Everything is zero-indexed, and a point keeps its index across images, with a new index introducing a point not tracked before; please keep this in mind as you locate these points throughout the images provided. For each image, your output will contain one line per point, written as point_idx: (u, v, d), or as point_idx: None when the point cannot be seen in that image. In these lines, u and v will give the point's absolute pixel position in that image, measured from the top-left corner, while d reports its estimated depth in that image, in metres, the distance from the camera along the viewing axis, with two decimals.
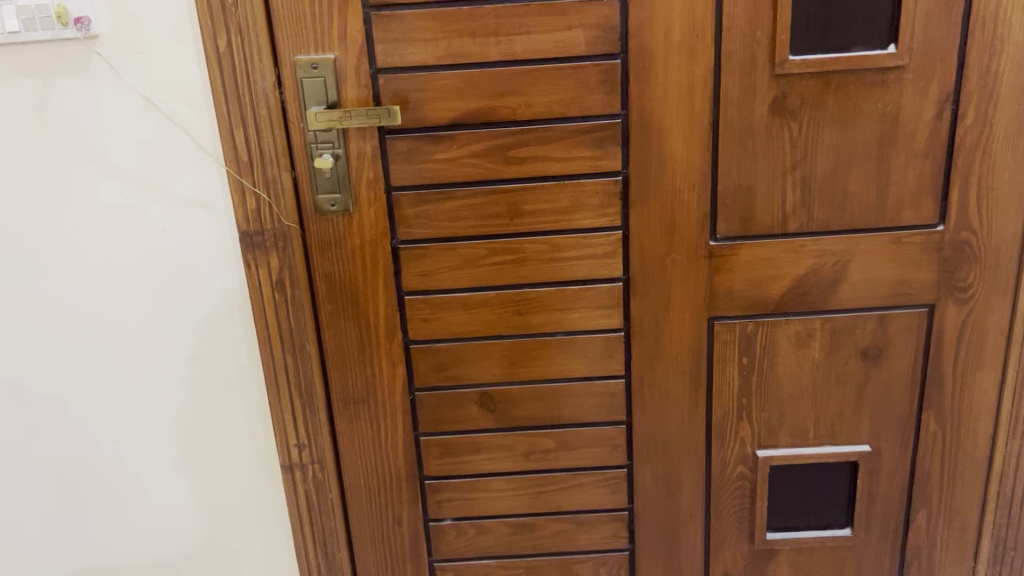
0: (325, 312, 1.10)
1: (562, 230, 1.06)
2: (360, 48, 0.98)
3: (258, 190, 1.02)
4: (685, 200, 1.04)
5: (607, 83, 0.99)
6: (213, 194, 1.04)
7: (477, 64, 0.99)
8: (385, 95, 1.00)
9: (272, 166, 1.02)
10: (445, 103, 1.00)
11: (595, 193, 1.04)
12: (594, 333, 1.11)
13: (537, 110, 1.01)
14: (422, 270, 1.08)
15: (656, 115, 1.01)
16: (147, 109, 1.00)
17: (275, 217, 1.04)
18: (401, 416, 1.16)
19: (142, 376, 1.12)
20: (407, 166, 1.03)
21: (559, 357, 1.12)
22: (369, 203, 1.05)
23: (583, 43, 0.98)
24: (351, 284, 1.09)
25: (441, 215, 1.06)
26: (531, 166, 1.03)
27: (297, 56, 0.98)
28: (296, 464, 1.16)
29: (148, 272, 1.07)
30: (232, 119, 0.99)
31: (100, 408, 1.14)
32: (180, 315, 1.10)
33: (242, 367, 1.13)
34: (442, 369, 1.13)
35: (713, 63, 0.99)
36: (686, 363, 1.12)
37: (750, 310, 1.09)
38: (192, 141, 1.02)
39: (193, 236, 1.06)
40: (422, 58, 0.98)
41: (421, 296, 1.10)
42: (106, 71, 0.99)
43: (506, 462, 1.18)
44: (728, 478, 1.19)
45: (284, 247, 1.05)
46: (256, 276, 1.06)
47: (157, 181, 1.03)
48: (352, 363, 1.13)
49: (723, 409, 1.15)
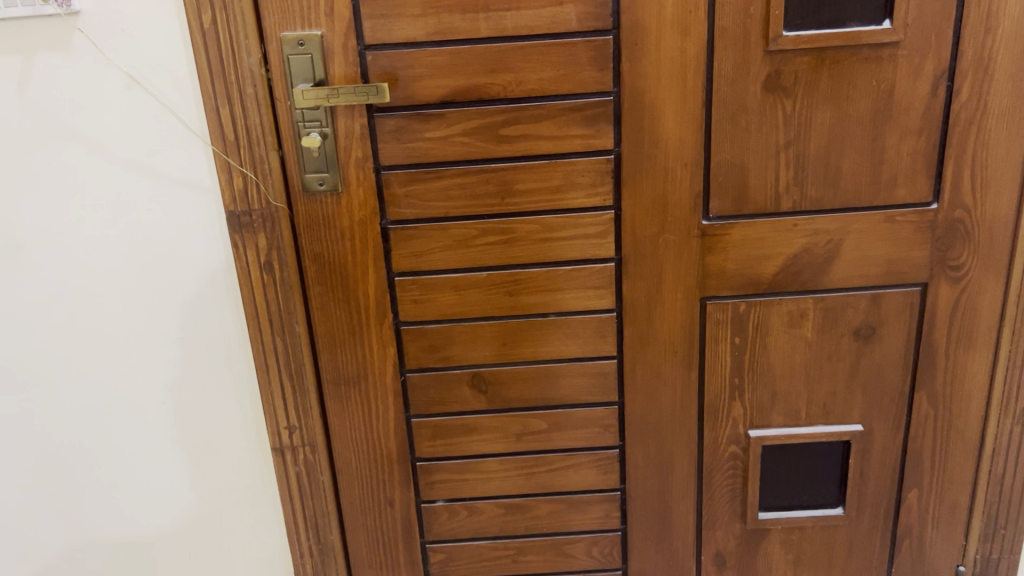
0: (314, 294, 1.09)
1: (553, 210, 1.05)
2: (347, 24, 0.96)
3: (245, 170, 1.01)
4: (678, 179, 1.03)
5: (599, 59, 0.98)
6: (199, 174, 1.03)
7: (467, 41, 0.97)
8: (374, 72, 0.98)
9: (259, 145, 1.00)
10: (435, 80, 0.99)
11: (587, 172, 1.03)
12: (586, 313, 1.10)
13: (528, 87, 0.99)
14: (412, 251, 1.07)
15: (648, 93, 0.99)
16: (131, 87, 0.98)
17: (263, 197, 1.03)
18: (392, 399, 1.15)
19: (129, 360, 1.11)
20: (396, 145, 1.02)
21: (551, 338, 1.11)
22: (358, 182, 1.03)
23: (574, 19, 0.96)
24: (340, 265, 1.08)
25: (430, 194, 1.04)
26: (522, 144, 1.02)
27: (283, 32, 0.97)
28: (287, 446, 1.16)
29: (135, 254, 1.06)
30: (218, 97, 0.98)
31: (89, 392, 1.13)
32: (169, 298, 1.09)
33: (231, 347, 1.12)
34: (435, 350, 1.13)
35: (706, 39, 0.97)
36: (679, 342, 1.12)
37: (742, 289, 1.09)
38: (177, 120, 1.00)
39: (181, 218, 1.05)
40: (411, 34, 0.97)
41: (411, 277, 1.09)
42: (88, 48, 0.97)
43: (499, 443, 1.18)
44: (721, 459, 1.19)
45: (271, 228, 1.04)
46: (244, 258, 1.05)
47: (145, 162, 1.02)
48: (342, 344, 1.12)
49: (715, 390, 1.14)
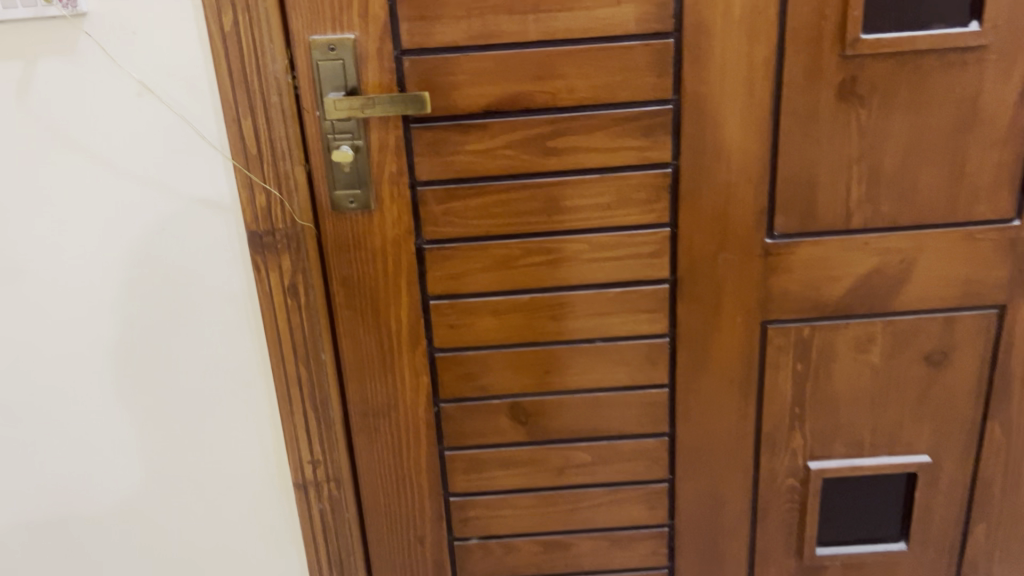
0: (342, 318, 1.01)
1: (604, 228, 0.96)
2: (382, 27, 0.87)
3: (269, 187, 0.92)
4: (741, 194, 0.95)
5: (658, 65, 0.89)
6: (217, 190, 0.94)
7: (513, 45, 0.88)
8: (411, 79, 0.90)
9: (283, 159, 0.91)
10: (477, 88, 0.90)
11: (643, 187, 0.94)
12: (636, 339, 1.01)
13: (580, 95, 0.90)
14: (449, 272, 0.99)
15: (712, 101, 0.90)
16: (143, 96, 0.89)
17: (288, 215, 0.94)
18: (424, 431, 1.07)
19: (139, 389, 1.03)
20: (433, 159, 0.93)
21: (598, 366, 1.03)
22: (392, 199, 0.95)
23: (632, 20, 0.87)
24: (370, 288, 0.99)
25: (470, 212, 0.96)
26: (572, 157, 0.93)
27: (313, 36, 0.88)
28: (311, 482, 1.07)
29: (147, 275, 0.97)
30: (239, 107, 0.89)
31: (95, 423, 1.04)
32: (184, 324, 1.00)
33: (249, 377, 1.03)
34: (472, 379, 1.04)
35: (776, 42, 0.88)
36: (736, 369, 1.03)
37: (806, 312, 1.00)
38: (194, 132, 0.91)
39: (197, 238, 0.96)
40: (452, 38, 0.88)
41: (447, 300, 1.00)
42: (96, 54, 0.88)
43: (538, 478, 1.09)
44: (778, 492, 1.10)
45: (296, 249, 0.95)
46: (266, 281, 0.96)
47: (157, 177, 0.93)
48: (371, 372, 1.04)
49: (773, 419, 1.06)
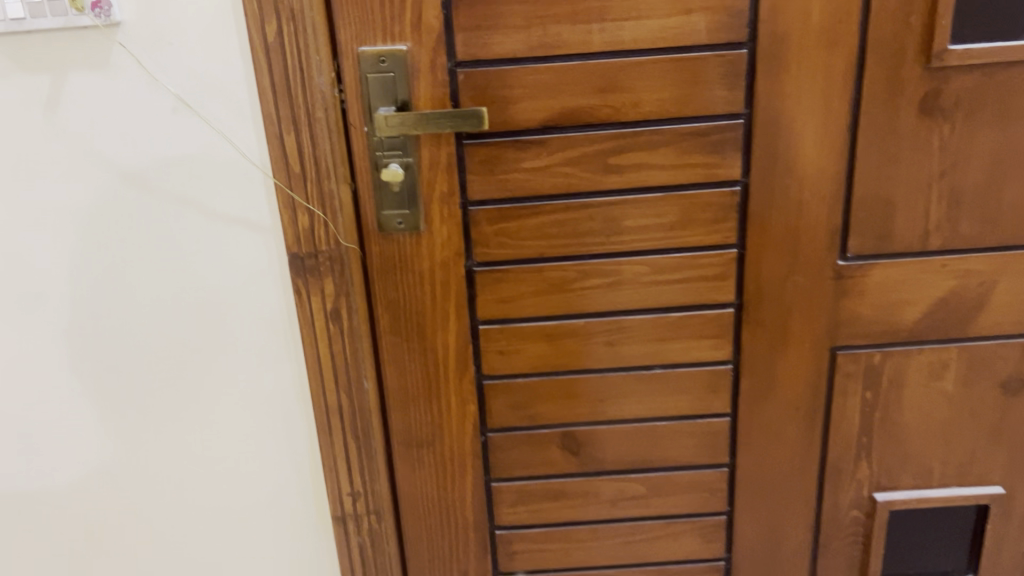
0: (386, 344, 0.95)
1: (666, 250, 0.91)
2: (436, 37, 0.82)
3: (312, 207, 0.87)
4: (813, 214, 0.89)
5: (730, 77, 0.84)
6: (257, 210, 0.88)
7: (576, 56, 0.83)
8: (466, 93, 0.84)
9: (328, 178, 0.86)
10: (536, 102, 0.84)
11: (710, 206, 0.89)
12: (698, 367, 0.96)
13: (645, 110, 0.85)
14: (501, 296, 0.93)
15: (786, 116, 0.85)
16: (180, 110, 0.84)
17: (332, 237, 0.88)
18: (470, 462, 1.01)
19: (170, 418, 0.97)
20: (487, 177, 0.88)
21: (656, 394, 0.97)
22: (442, 219, 0.89)
23: (703, 30, 0.82)
24: (417, 312, 0.94)
25: (524, 233, 0.90)
26: (635, 175, 0.88)
27: (362, 47, 0.82)
28: (350, 515, 1.01)
29: (180, 299, 0.92)
30: (282, 123, 0.83)
31: (124, 453, 0.99)
32: (219, 350, 0.94)
33: (288, 405, 0.97)
34: (522, 408, 0.98)
35: (856, 54, 0.83)
36: (802, 397, 0.98)
37: (878, 337, 0.95)
38: (234, 149, 0.85)
39: (234, 260, 0.90)
40: (511, 48, 0.82)
41: (498, 325, 0.94)
42: (130, 66, 0.82)
43: (590, 510, 1.04)
44: (841, 524, 1.05)
45: (340, 273, 0.90)
46: (307, 304, 0.91)
47: (194, 196, 0.87)
48: (416, 401, 0.98)
49: (839, 449, 1.01)
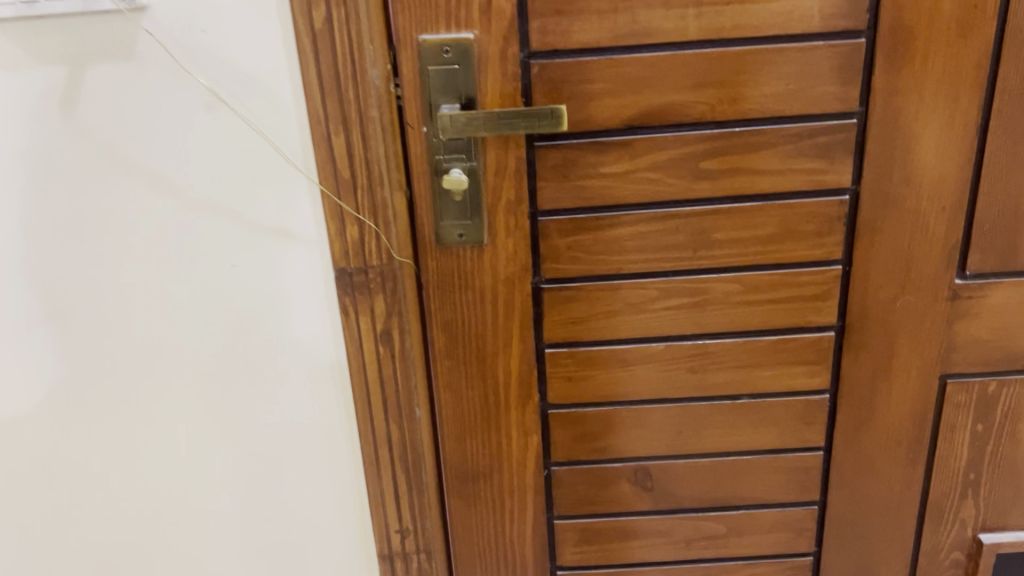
0: (441, 370, 0.85)
1: (761, 266, 0.81)
2: (508, 24, 0.71)
3: (363, 218, 0.77)
4: (930, 227, 0.79)
5: (844, 70, 0.73)
6: (301, 220, 0.78)
7: (668, 46, 0.72)
8: (539, 88, 0.74)
9: (381, 186, 0.76)
10: (620, 99, 0.74)
11: (812, 217, 0.79)
12: (790, 396, 0.86)
13: (745, 108, 0.74)
14: (571, 317, 0.83)
15: (906, 115, 0.75)
16: (213, 106, 0.73)
17: (383, 250, 0.78)
18: (532, 498, 0.91)
19: (199, 449, 0.87)
20: (561, 184, 0.77)
21: (741, 426, 0.88)
22: (508, 230, 0.79)
23: (816, 16, 0.71)
24: (476, 334, 0.83)
25: (600, 246, 0.80)
26: (729, 182, 0.77)
27: (423, 36, 0.72)
28: (398, 553, 0.91)
29: (213, 321, 0.81)
30: (331, 122, 0.73)
31: (148, 488, 0.88)
32: (256, 376, 0.84)
33: (332, 436, 0.87)
34: (591, 440, 0.88)
35: (993, 45, 0.73)
36: (904, 430, 0.88)
37: (994, 365, 0.85)
38: (275, 151, 0.75)
39: (275, 276, 0.80)
40: (594, 37, 0.72)
41: (567, 348, 0.84)
42: (157, 56, 0.71)
43: (662, 550, 0.94)
44: (940, 567, 0.95)
45: (392, 289, 0.80)
46: (355, 325, 0.81)
47: (228, 204, 0.77)
48: (472, 431, 0.88)
49: (943, 487, 0.90)
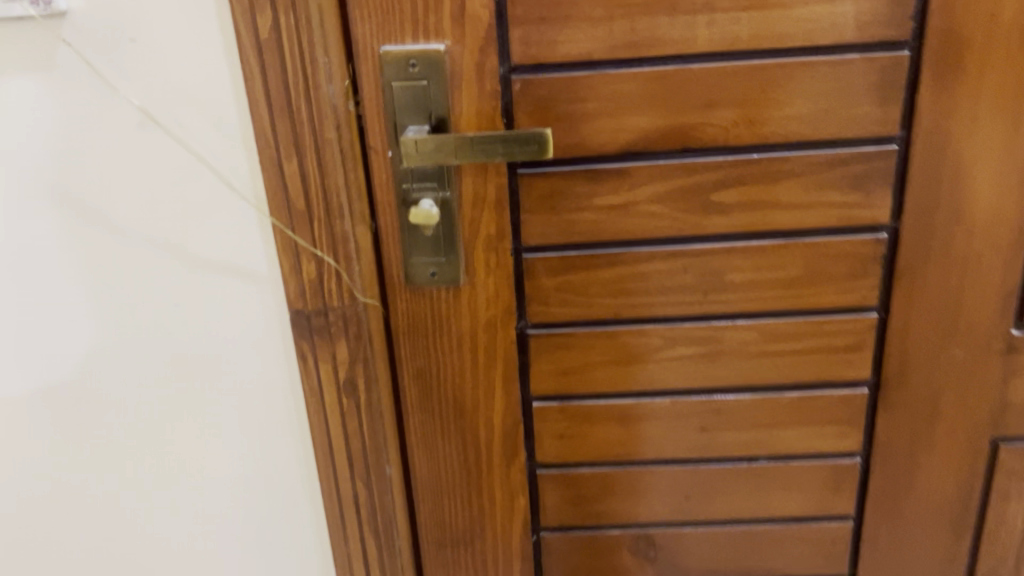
0: (415, 423, 0.74)
1: (782, 313, 0.70)
2: (485, 33, 0.61)
3: (322, 253, 0.66)
4: (984, 270, 0.68)
5: (883, 88, 0.62)
6: (250, 256, 0.68)
7: (674, 59, 0.61)
8: (523, 107, 0.63)
9: (340, 217, 0.66)
10: (617, 121, 0.63)
11: (843, 257, 0.67)
12: (814, 459, 0.75)
13: (765, 131, 0.63)
14: (562, 367, 0.72)
15: (957, 141, 0.63)
16: (147, 128, 0.64)
17: (345, 290, 0.68)
18: (519, 564, 0.81)
19: (145, 509, 0.77)
20: (548, 217, 0.67)
21: (758, 490, 0.77)
22: (489, 268, 0.68)
23: (850, 24, 0.60)
24: (454, 385, 0.73)
25: (595, 288, 0.69)
26: (745, 217, 0.66)
27: (386, 47, 0.62)
28: None
29: (157, 370, 0.72)
30: (281, 145, 0.63)
31: (90, 548, 0.79)
32: (207, 431, 0.74)
33: (293, 496, 0.77)
34: (586, 503, 0.78)
35: None
36: (948, 499, 0.76)
37: None
38: (219, 178, 0.65)
39: (225, 320, 0.70)
40: (585, 48, 0.61)
41: (557, 402, 0.74)
42: (80, 69, 0.62)
43: None
44: None
45: (355, 334, 0.69)
46: (315, 375, 0.71)
47: (168, 237, 0.67)
48: (451, 491, 0.77)
49: (991, 563, 0.79)
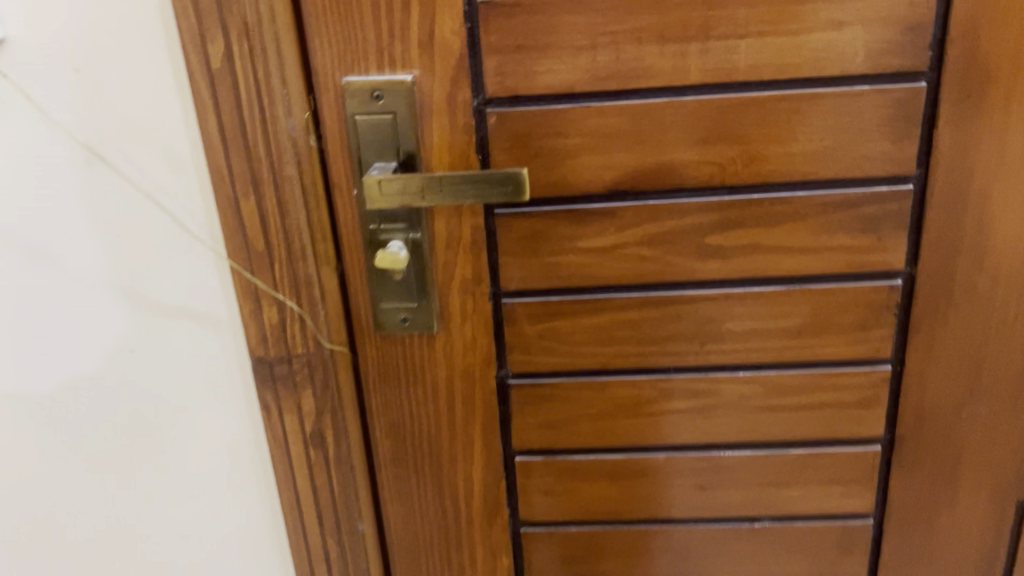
0: (388, 477, 0.69)
1: (786, 364, 0.64)
2: (457, 62, 0.56)
3: (283, 297, 0.61)
4: (1012, 321, 0.61)
5: (897, 122, 0.56)
6: (208, 301, 0.63)
7: (665, 91, 0.56)
8: (499, 142, 0.58)
9: (303, 259, 0.60)
10: (603, 158, 0.58)
11: (854, 306, 0.61)
12: (822, 520, 0.69)
13: (766, 169, 0.57)
14: (546, 419, 0.66)
15: (980, 180, 0.57)
16: (92, 164, 0.59)
17: (310, 336, 0.62)
18: None
19: (104, 562, 0.73)
20: (529, 260, 0.61)
21: (762, 552, 0.71)
22: (465, 314, 0.63)
23: (859, 53, 0.54)
24: (430, 437, 0.67)
25: (581, 336, 0.64)
26: (746, 261, 0.60)
27: (349, 78, 0.56)
28: None
29: (110, 419, 0.67)
30: (236, 181, 0.58)
31: None
32: (169, 482, 0.69)
33: (260, 550, 0.72)
34: (574, 563, 0.72)
35: None
36: (970, 565, 0.70)
37: None
38: (171, 218, 0.60)
39: (183, 367, 0.65)
40: (567, 79, 0.56)
41: (541, 456, 0.68)
42: (21, 103, 0.57)
43: None
44: None
45: (322, 383, 0.64)
46: (279, 426, 0.65)
47: (118, 280, 0.62)
48: (429, 548, 0.72)
49: None
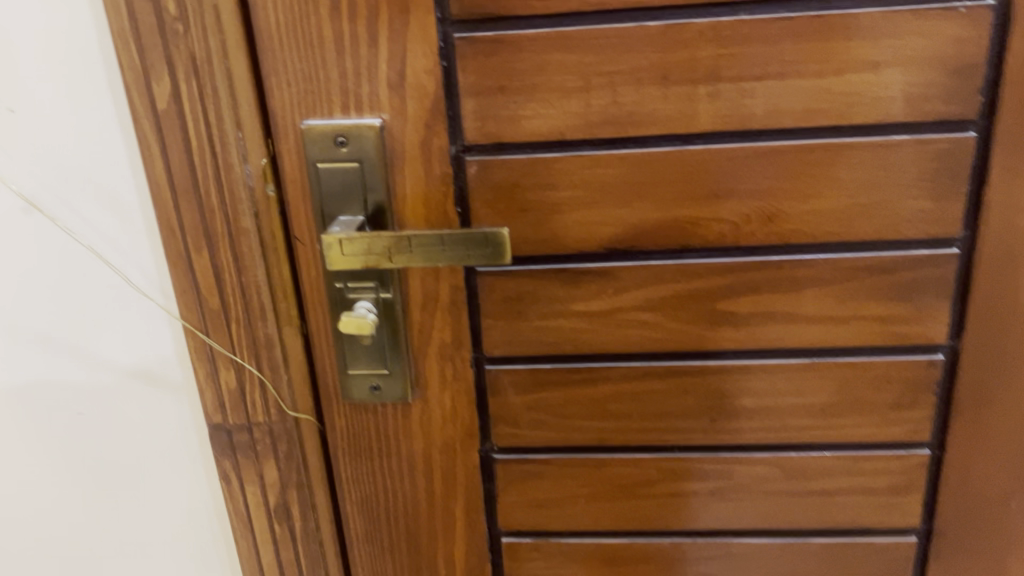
0: (362, 554, 0.62)
1: (808, 445, 0.56)
2: (431, 105, 0.49)
3: (241, 362, 0.55)
4: None
5: (940, 178, 0.48)
6: (161, 362, 0.57)
7: (669, 140, 0.49)
8: (480, 194, 0.51)
9: (263, 320, 0.54)
10: (598, 213, 0.50)
11: (886, 382, 0.54)
12: None
13: (786, 228, 0.50)
14: (536, 498, 0.59)
15: None
16: (29, 215, 0.53)
17: (271, 405, 0.56)
18: None
19: None
20: (515, 325, 0.54)
21: None
22: (444, 381, 0.56)
23: (896, 98, 0.47)
24: (407, 513, 0.60)
25: (574, 408, 0.56)
26: (762, 331, 0.53)
27: (309, 121, 0.50)
28: None
29: (61, 483, 0.61)
30: (185, 235, 0.51)
31: None
32: (127, 549, 0.64)
33: None
34: None
35: None
36: None
37: None
38: (117, 273, 0.54)
39: (138, 430, 0.59)
40: (557, 125, 0.49)
41: (531, 536, 0.61)
42: None
43: None
44: None
45: (287, 454, 0.58)
46: (240, 500, 0.59)
47: (62, 339, 0.56)
48: None
49: None
